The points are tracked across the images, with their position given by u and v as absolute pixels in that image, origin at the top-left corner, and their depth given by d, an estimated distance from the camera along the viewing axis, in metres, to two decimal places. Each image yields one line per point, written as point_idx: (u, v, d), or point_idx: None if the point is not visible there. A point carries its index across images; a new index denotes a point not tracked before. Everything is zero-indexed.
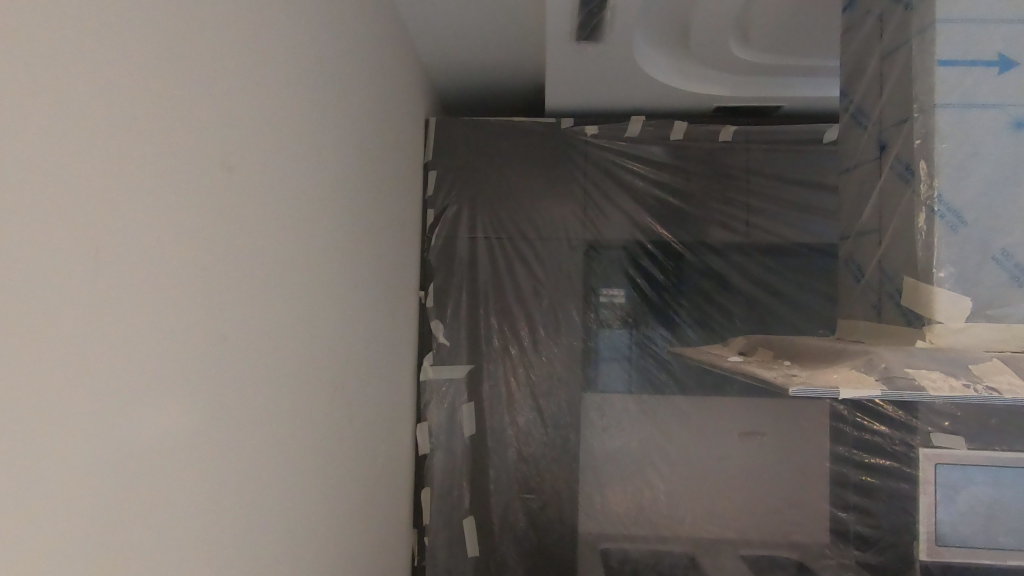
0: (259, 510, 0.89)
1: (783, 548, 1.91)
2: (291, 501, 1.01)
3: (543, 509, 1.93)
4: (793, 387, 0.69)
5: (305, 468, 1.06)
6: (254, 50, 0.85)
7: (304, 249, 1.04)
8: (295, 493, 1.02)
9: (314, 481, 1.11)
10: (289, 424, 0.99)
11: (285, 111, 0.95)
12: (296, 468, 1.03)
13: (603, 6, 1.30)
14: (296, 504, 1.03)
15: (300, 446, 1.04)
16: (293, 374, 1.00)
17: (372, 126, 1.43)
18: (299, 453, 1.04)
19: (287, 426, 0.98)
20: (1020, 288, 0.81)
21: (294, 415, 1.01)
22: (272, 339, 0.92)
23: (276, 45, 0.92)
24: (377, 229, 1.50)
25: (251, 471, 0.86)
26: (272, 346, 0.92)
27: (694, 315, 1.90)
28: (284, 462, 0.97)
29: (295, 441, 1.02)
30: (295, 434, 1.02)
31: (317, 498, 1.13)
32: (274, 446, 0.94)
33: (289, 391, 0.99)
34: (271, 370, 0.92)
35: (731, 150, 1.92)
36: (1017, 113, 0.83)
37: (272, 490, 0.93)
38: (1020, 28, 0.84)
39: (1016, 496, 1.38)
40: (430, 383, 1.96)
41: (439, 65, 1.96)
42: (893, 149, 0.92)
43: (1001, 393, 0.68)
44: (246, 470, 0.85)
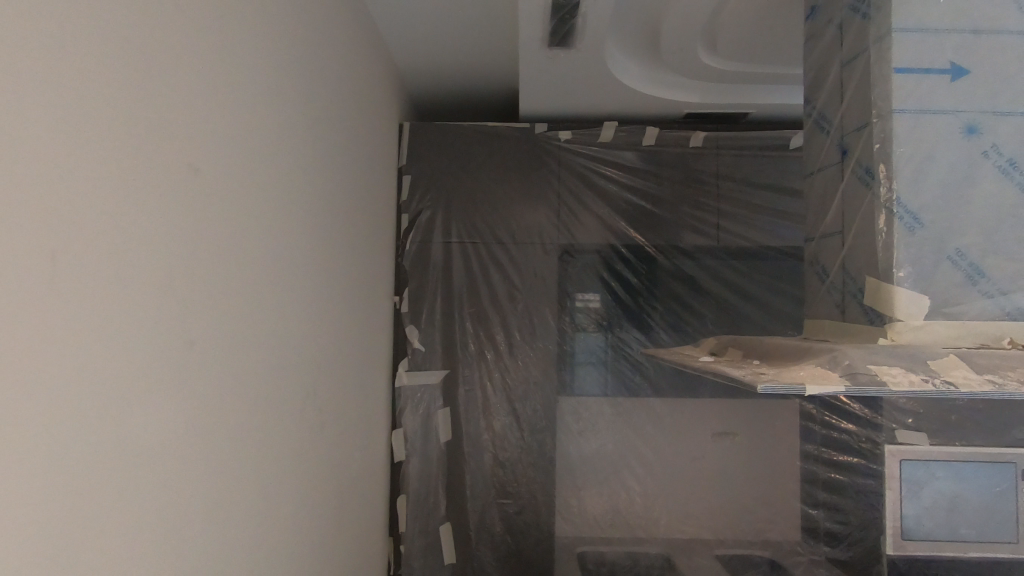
0: (229, 521, 0.86)
1: (756, 546, 1.94)
2: (264, 510, 0.98)
3: (520, 514, 1.92)
4: (761, 385, 0.71)
5: (277, 476, 1.04)
6: (222, 48, 0.83)
7: (276, 252, 1.01)
8: (267, 502, 1.00)
9: (287, 489, 1.08)
10: (260, 432, 0.96)
11: (255, 111, 0.93)
12: (268, 476, 1.00)
13: (574, 12, 1.32)
14: (269, 514, 1.01)
15: (272, 455, 1.01)
16: (264, 379, 0.97)
17: (345, 129, 1.42)
18: (271, 461, 1.01)
19: (258, 434, 0.95)
20: (974, 286, 0.85)
21: (266, 421, 0.98)
22: (242, 344, 0.90)
23: (245, 44, 0.90)
24: (351, 233, 1.48)
25: (222, 479, 0.84)
26: (243, 352, 0.90)
27: (667, 318, 1.93)
28: (255, 471, 0.95)
29: (267, 450, 0.99)
30: (267, 442, 0.99)
31: (290, 507, 1.10)
32: (245, 455, 0.91)
33: (261, 397, 0.96)
34: (242, 376, 0.89)
35: (701, 155, 1.95)
36: (969, 119, 0.86)
37: (243, 500, 0.91)
38: (971, 38, 0.87)
39: (980, 491, 1.31)
40: (405, 389, 1.94)
41: (413, 69, 1.96)
42: (854, 153, 0.95)
43: (956, 386, 0.71)
44: (216, 478, 0.82)
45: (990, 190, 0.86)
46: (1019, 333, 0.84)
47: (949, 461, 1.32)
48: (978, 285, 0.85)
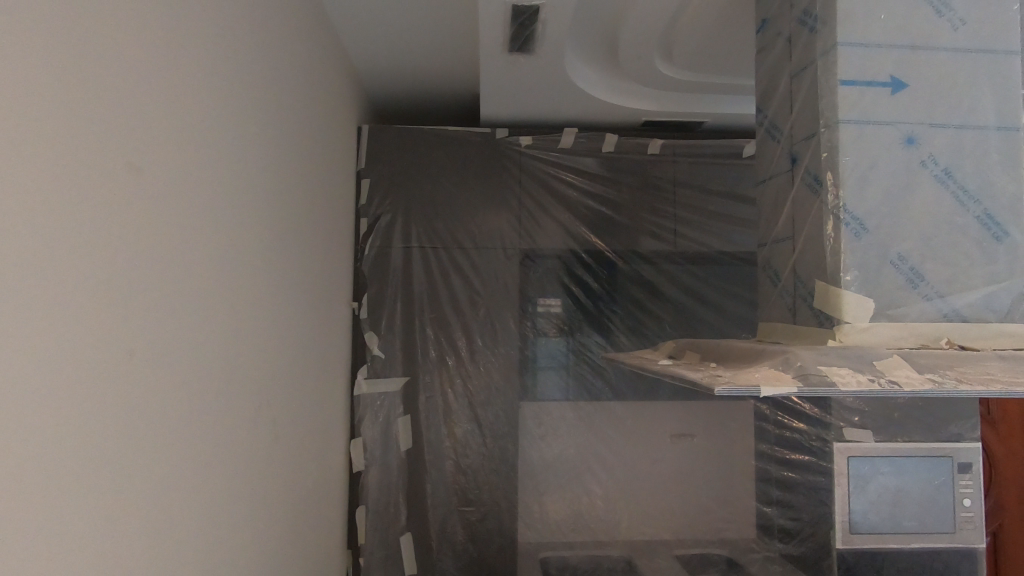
0: (175, 541, 0.81)
1: (714, 545, 1.98)
2: (215, 526, 0.93)
3: (482, 521, 1.90)
4: (719, 387, 0.72)
5: (230, 491, 0.99)
6: (169, 42, 0.79)
7: (229, 256, 0.97)
8: (219, 518, 0.95)
9: (241, 504, 1.04)
10: (211, 445, 0.92)
11: (205, 110, 0.89)
12: (220, 491, 0.95)
13: (535, 18, 1.32)
14: (221, 529, 0.96)
15: (224, 467, 0.97)
16: (215, 389, 0.93)
17: (301, 130, 1.38)
18: (223, 476, 0.96)
19: (208, 446, 0.91)
20: (914, 289, 0.89)
21: (217, 433, 0.94)
22: (192, 352, 0.85)
23: (196, 39, 0.86)
24: (307, 238, 1.44)
25: (168, 496, 0.79)
26: (193, 360, 0.85)
27: (626, 322, 1.96)
28: (205, 486, 0.90)
29: (218, 462, 0.94)
30: (219, 455, 0.94)
31: (243, 523, 1.05)
32: (196, 469, 0.86)
33: (212, 408, 0.92)
34: (191, 387, 0.85)
35: (658, 162, 1.99)
36: (908, 131, 0.91)
37: (192, 517, 0.86)
38: (909, 54, 0.92)
39: (920, 483, 1.44)
40: (364, 397, 1.89)
41: (373, 71, 1.92)
42: (803, 162, 0.98)
43: (900, 385, 0.74)
44: (161, 495, 0.78)
45: (927, 199, 0.90)
46: (955, 333, 0.88)
47: (892, 457, 1.44)
48: (918, 288, 0.89)
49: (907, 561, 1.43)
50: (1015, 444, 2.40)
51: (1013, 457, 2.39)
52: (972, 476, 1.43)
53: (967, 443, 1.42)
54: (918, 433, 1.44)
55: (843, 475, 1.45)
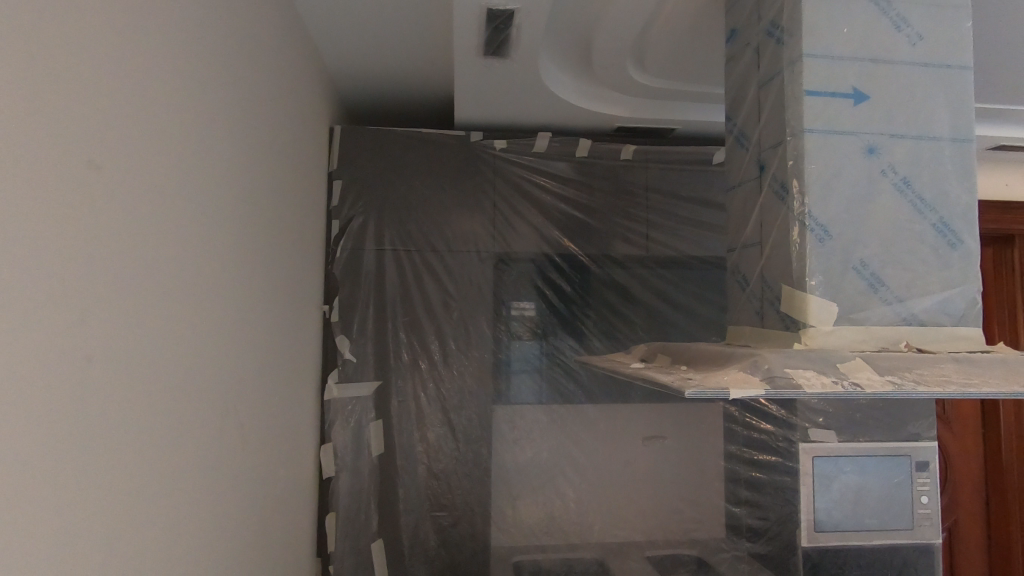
0: (135, 551, 0.78)
1: (684, 546, 2.01)
2: (179, 536, 0.91)
3: (455, 526, 1.88)
4: (690, 389, 0.73)
5: (196, 498, 0.96)
6: (133, 36, 0.76)
7: (195, 257, 0.94)
8: (184, 528, 0.92)
9: (206, 513, 1.01)
10: (175, 452, 0.89)
11: (170, 107, 0.86)
12: (185, 499, 0.92)
13: (509, 22, 1.32)
14: (184, 539, 0.92)
15: (188, 475, 0.93)
16: (180, 395, 0.90)
17: (271, 129, 1.35)
18: (188, 485, 0.93)
19: (172, 453, 0.88)
20: (875, 294, 0.92)
21: (182, 440, 0.91)
22: (154, 357, 0.82)
23: (161, 34, 0.83)
24: (278, 239, 1.41)
25: (128, 505, 0.76)
26: (156, 366, 0.82)
27: (599, 326, 1.97)
28: (170, 495, 0.87)
29: (182, 470, 0.91)
30: (182, 462, 0.91)
31: (209, 533, 1.02)
32: (159, 478, 0.84)
33: (177, 414, 0.89)
34: (154, 392, 0.82)
35: (631, 168, 2.02)
36: (869, 140, 0.94)
37: (153, 526, 0.83)
38: (870, 67, 0.95)
39: (880, 480, 1.49)
40: (334, 402, 1.86)
41: (345, 71, 1.90)
42: (770, 169, 1.00)
43: (861, 387, 0.76)
44: (121, 504, 0.75)
45: (887, 207, 0.93)
46: (913, 337, 0.92)
47: (855, 456, 1.49)
48: (879, 292, 0.92)
49: (869, 557, 1.48)
50: (967, 440, 2.51)
51: (966, 453, 2.50)
52: (930, 474, 1.47)
53: (924, 442, 1.48)
54: (878, 433, 1.50)
55: (807, 475, 1.49)
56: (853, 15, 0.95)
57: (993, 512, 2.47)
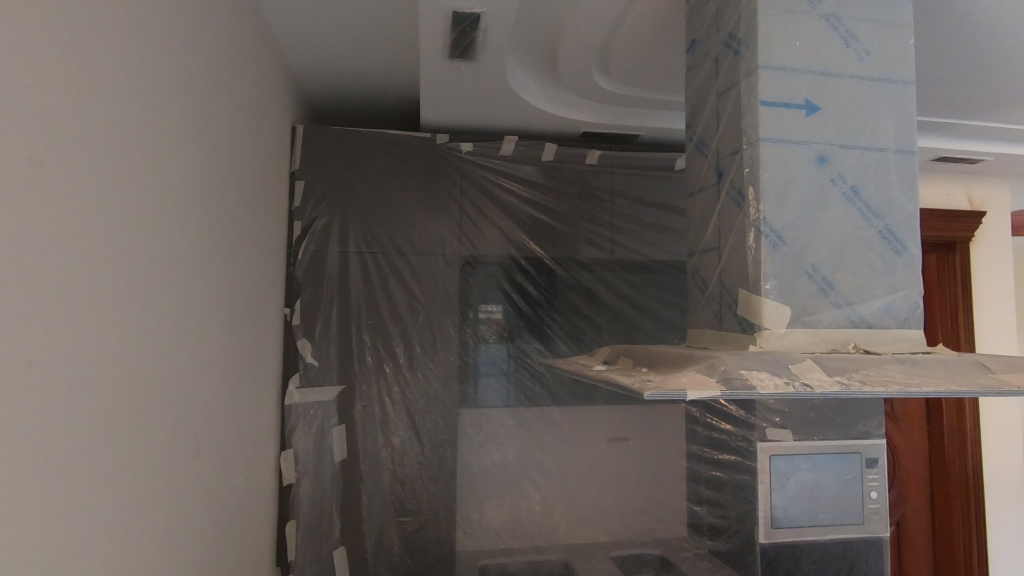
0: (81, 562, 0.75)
1: (648, 545, 2.04)
2: (130, 545, 0.87)
3: (420, 532, 1.86)
4: (648, 392, 0.74)
5: (147, 508, 0.93)
6: (81, 30, 0.73)
7: (147, 258, 0.91)
8: (133, 540, 0.88)
9: (158, 523, 0.97)
10: (123, 461, 0.85)
11: (121, 103, 0.83)
12: (136, 506, 0.89)
13: (475, 26, 1.32)
14: (134, 548, 0.89)
15: (139, 482, 0.90)
16: (130, 401, 0.87)
17: (229, 126, 1.31)
18: (139, 493, 0.90)
19: (121, 459, 0.84)
20: (826, 298, 0.95)
21: (132, 447, 0.88)
22: (102, 361, 0.79)
23: (112, 26, 0.81)
24: (237, 241, 1.38)
25: (74, 511, 0.73)
26: (104, 371, 0.79)
27: (565, 328, 1.99)
28: (117, 504, 0.83)
29: (132, 477, 0.87)
30: (132, 468, 0.88)
31: (160, 543, 0.98)
32: (106, 485, 0.80)
33: (127, 419, 0.85)
34: (101, 397, 0.79)
35: (596, 173, 2.04)
36: (820, 150, 0.98)
37: (100, 535, 0.79)
38: (821, 79, 0.99)
39: (834, 478, 1.55)
40: (295, 407, 1.81)
41: (309, 69, 1.86)
42: (728, 177, 1.03)
43: (811, 388, 0.79)
44: (67, 509, 0.71)
45: (837, 214, 0.97)
46: (861, 338, 0.95)
47: (810, 455, 1.54)
48: (829, 296, 0.95)
49: (823, 552, 1.53)
50: (914, 435, 2.63)
51: (913, 447, 2.62)
52: (879, 471, 1.54)
53: (874, 440, 1.56)
54: (831, 432, 1.55)
55: (766, 472, 1.51)
56: (805, 30, 0.99)
57: (937, 505, 2.59)
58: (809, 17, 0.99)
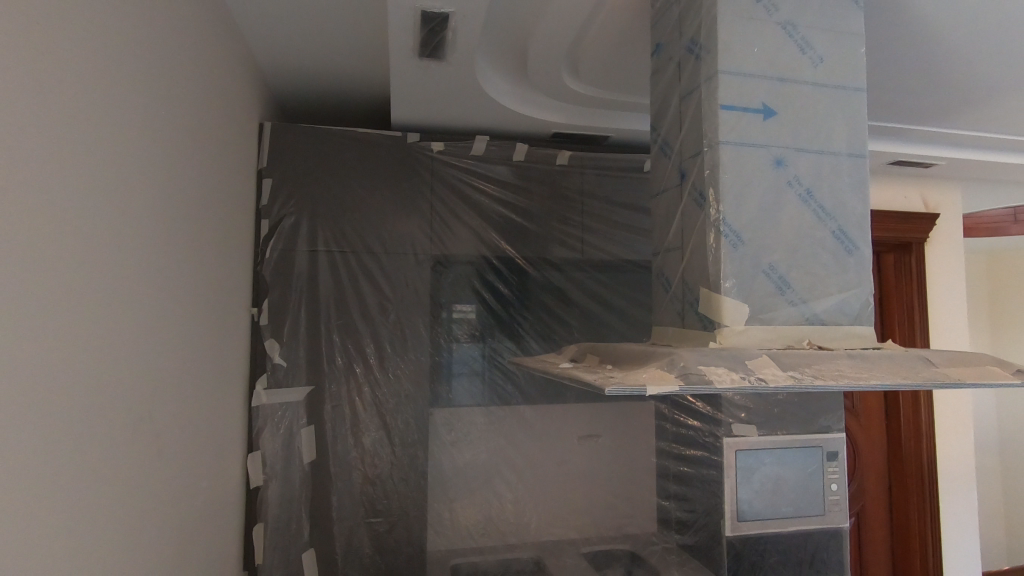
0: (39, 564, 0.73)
1: (617, 540, 2.07)
2: (89, 546, 0.85)
3: (390, 532, 1.85)
4: (609, 387, 0.77)
5: (108, 509, 0.91)
6: (42, 26, 0.72)
7: (109, 255, 0.89)
8: (95, 542, 0.87)
9: (121, 523, 0.95)
10: (84, 460, 0.83)
11: (80, 99, 0.81)
12: (96, 506, 0.87)
13: (444, 25, 1.33)
14: (95, 548, 0.87)
15: (99, 482, 0.87)
16: (91, 401, 0.85)
17: (194, 123, 1.29)
18: (100, 493, 0.88)
19: (81, 457, 0.82)
20: (782, 296, 0.99)
21: (94, 448, 0.86)
22: (63, 360, 0.77)
23: (71, 21, 0.79)
24: (202, 239, 1.36)
25: (32, 512, 0.71)
26: (64, 372, 0.77)
27: (536, 327, 2.00)
28: (77, 506, 0.81)
29: (92, 476, 0.85)
30: (92, 469, 0.85)
31: (123, 546, 0.96)
32: (65, 485, 0.78)
33: (87, 418, 0.83)
34: (61, 397, 0.77)
35: (567, 173, 2.07)
36: (777, 153, 1.01)
37: (59, 535, 0.77)
38: (778, 85, 1.02)
39: (794, 471, 1.60)
40: (263, 409, 1.78)
41: (276, 66, 1.84)
42: (690, 178, 1.06)
43: (766, 381, 0.82)
44: (25, 511, 0.70)
45: (793, 215, 1.01)
46: (815, 335, 0.99)
47: (773, 450, 1.58)
48: (786, 294, 0.99)
49: (785, 543, 1.59)
50: (874, 434, 2.73)
51: (873, 446, 2.72)
52: (838, 463, 1.61)
53: (833, 434, 1.62)
54: (792, 426, 1.61)
55: (731, 467, 1.55)
56: (763, 37, 1.02)
57: (893, 498, 2.69)
58: (766, 24, 1.03)
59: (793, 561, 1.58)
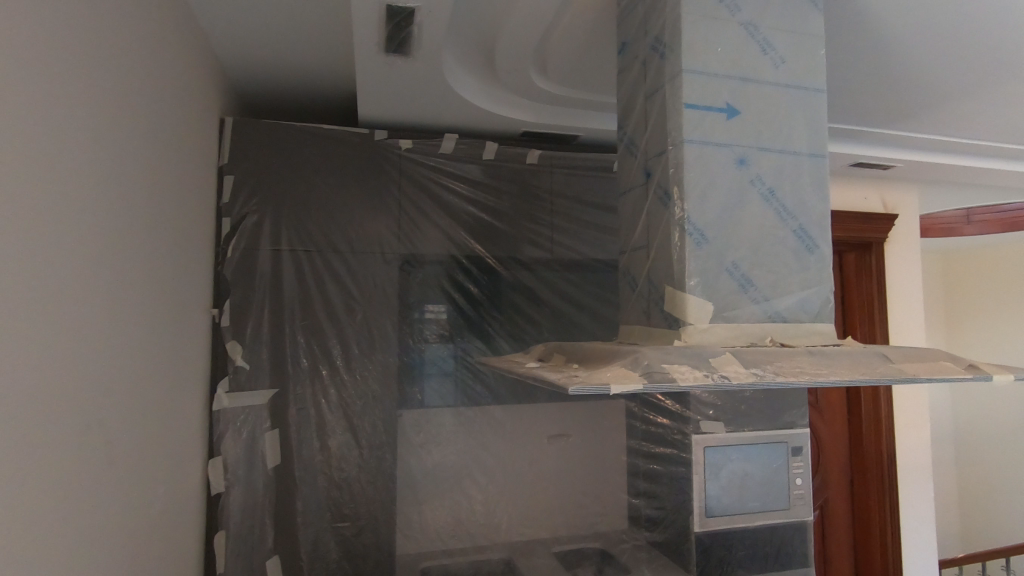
0: None
1: (588, 539, 2.08)
2: (43, 555, 0.81)
3: (358, 537, 1.82)
4: (572, 387, 0.76)
5: (61, 517, 0.86)
6: None
7: (61, 253, 0.85)
8: (48, 551, 0.83)
9: (74, 532, 0.91)
10: (36, 468, 0.79)
11: (31, 90, 0.77)
12: (48, 514, 0.82)
13: (411, 20, 1.30)
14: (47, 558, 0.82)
15: (52, 488, 0.83)
16: (43, 406, 0.81)
17: (153, 118, 1.24)
18: (52, 503, 0.83)
19: (34, 464, 0.78)
20: (744, 294, 1.00)
21: (44, 455, 0.81)
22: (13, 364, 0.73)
23: (23, 9, 0.75)
24: (160, 237, 1.30)
25: None
26: (15, 375, 0.74)
27: (506, 327, 1.99)
28: (29, 515, 0.77)
29: (44, 483, 0.81)
30: (44, 476, 0.81)
31: (78, 555, 0.92)
32: (16, 493, 0.74)
33: (38, 424, 0.79)
34: (11, 402, 0.73)
35: (536, 172, 2.06)
36: (740, 153, 1.02)
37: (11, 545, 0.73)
38: (741, 85, 1.03)
39: (759, 467, 1.62)
40: (224, 413, 1.72)
41: (237, 59, 1.78)
42: (655, 176, 1.06)
43: (729, 379, 0.82)
44: None
45: (755, 213, 1.02)
46: (777, 332, 1.00)
47: (739, 446, 1.59)
48: (748, 293, 1.00)
49: (752, 537, 1.61)
50: (836, 428, 2.81)
51: (835, 440, 2.80)
52: (803, 458, 1.64)
53: (799, 429, 1.65)
54: (758, 423, 1.63)
55: (699, 463, 1.56)
56: (726, 37, 1.03)
57: (855, 490, 2.77)
58: (728, 24, 1.04)
59: (759, 555, 1.61)
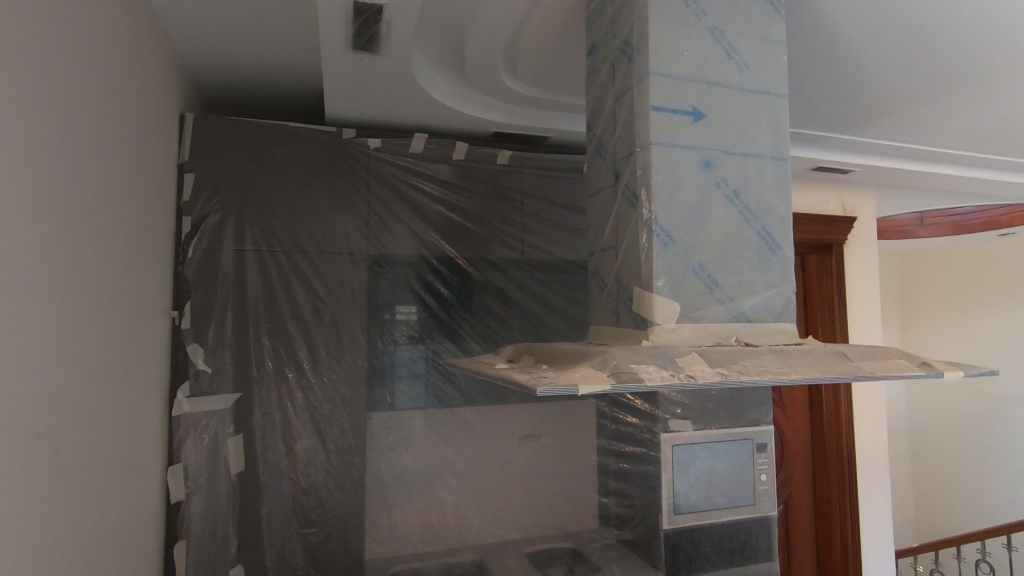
0: None
1: (559, 539, 2.09)
2: None
3: (325, 543, 1.78)
4: (541, 388, 0.76)
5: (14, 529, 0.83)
6: None
7: (14, 254, 0.82)
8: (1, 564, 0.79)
9: (28, 544, 0.87)
10: None
11: None
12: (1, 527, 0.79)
13: (378, 17, 1.28)
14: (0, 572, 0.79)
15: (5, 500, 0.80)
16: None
17: (109, 113, 1.19)
18: (5, 515, 0.80)
19: None
20: (710, 294, 1.01)
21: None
22: None
23: None
24: (117, 237, 1.26)
25: None
26: None
27: (476, 328, 1.98)
28: None
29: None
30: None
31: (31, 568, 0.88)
32: None
33: None
34: None
35: (507, 173, 2.06)
36: (706, 155, 1.04)
37: None
38: (706, 89, 1.05)
39: (726, 464, 1.66)
40: (185, 418, 1.67)
41: (198, 53, 1.72)
42: (623, 177, 1.07)
43: (695, 378, 0.83)
44: None
45: (720, 215, 1.04)
46: (741, 332, 1.02)
47: (707, 444, 1.63)
48: (714, 293, 1.02)
49: (718, 532, 1.64)
50: (799, 424, 2.90)
51: (799, 436, 2.89)
52: (767, 454, 1.68)
53: (763, 426, 1.69)
54: (725, 420, 1.66)
55: (668, 462, 1.57)
56: (692, 41, 1.05)
57: (817, 485, 2.85)
58: (694, 28, 1.05)
59: (726, 550, 1.65)
